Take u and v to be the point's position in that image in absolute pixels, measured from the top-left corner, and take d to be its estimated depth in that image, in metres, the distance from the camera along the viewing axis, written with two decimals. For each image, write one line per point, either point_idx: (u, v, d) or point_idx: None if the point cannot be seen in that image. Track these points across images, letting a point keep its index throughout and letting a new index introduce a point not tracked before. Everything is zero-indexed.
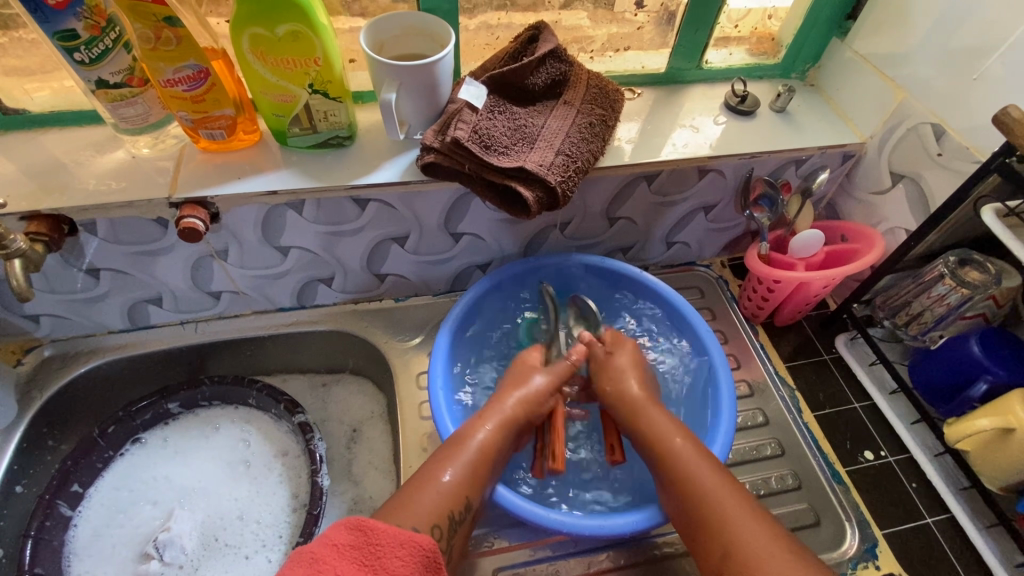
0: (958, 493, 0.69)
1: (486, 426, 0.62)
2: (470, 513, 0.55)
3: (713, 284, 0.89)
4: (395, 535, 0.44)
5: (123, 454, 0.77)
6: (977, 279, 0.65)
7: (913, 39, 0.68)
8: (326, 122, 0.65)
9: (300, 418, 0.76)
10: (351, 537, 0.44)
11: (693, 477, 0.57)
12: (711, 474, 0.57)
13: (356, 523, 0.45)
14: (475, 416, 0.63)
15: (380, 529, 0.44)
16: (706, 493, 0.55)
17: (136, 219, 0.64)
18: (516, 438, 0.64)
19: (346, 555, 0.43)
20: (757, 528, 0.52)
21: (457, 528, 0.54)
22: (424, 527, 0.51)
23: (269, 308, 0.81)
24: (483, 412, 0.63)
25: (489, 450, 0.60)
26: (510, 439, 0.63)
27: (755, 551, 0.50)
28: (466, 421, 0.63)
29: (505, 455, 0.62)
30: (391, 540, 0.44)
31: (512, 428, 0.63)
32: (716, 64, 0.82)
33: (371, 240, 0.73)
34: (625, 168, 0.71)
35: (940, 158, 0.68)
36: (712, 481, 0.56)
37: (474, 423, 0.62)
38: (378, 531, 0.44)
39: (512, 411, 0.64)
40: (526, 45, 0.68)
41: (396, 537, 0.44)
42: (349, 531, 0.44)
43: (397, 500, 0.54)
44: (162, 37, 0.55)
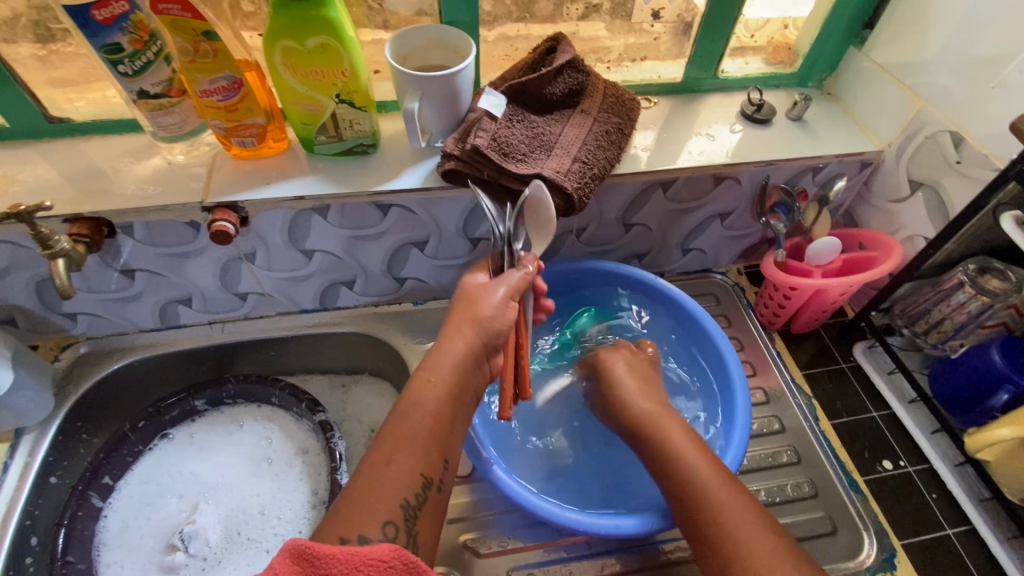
0: (980, 504, 0.68)
1: (430, 382, 0.57)
2: (432, 488, 0.52)
3: (729, 292, 0.90)
4: (347, 560, 0.40)
5: (152, 449, 0.79)
6: (998, 287, 0.65)
7: (931, 49, 0.69)
8: (351, 130, 0.68)
9: (320, 417, 0.78)
10: (295, 567, 0.40)
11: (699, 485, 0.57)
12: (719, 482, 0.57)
13: (301, 549, 0.40)
14: (422, 371, 0.59)
15: (327, 555, 0.40)
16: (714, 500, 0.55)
17: (171, 222, 0.67)
18: (465, 383, 0.60)
19: None
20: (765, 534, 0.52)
21: (417, 514, 0.50)
22: (376, 528, 0.46)
23: (292, 310, 0.84)
24: (430, 366, 0.59)
25: (439, 409, 0.56)
26: (463, 383, 0.59)
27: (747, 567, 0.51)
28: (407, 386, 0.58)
29: (461, 407, 0.59)
30: (340, 565, 0.40)
31: (463, 380, 0.59)
32: (732, 73, 0.83)
33: (392, 244, 0.75)
34: (641, 175, 0.72)
35: (959, 166, 0.68)
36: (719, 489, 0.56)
37: (419, 383, 0.57)
38: (324, 559, 0.40)
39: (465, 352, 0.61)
40: (545, 55, 0.70)
41: (348, 560, 0.40)
42: (293, 560, 0.40)
43: (346, 496, 0.49)
44: (200, 50, 0.58)
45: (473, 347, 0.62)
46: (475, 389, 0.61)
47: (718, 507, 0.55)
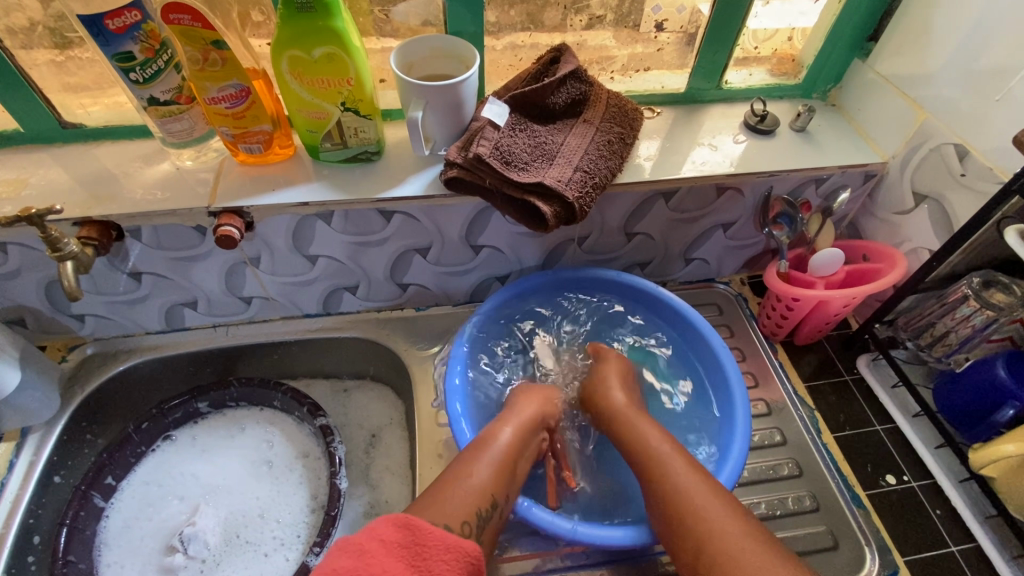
0: (984, 521, 0.67)
1: (511, 426, 0.64)
2: (497, 512, 0.56)
3: (732, 301, 0.89)
4: (442, 540, 0.47)
5: (154, 450, 0.80)
6: (1003, 301, 0.64)
7: (936, 63, 0.69)
8: (356, 138, 0.68)
9: (321, 422, 0.79)
10: (399, 534, 0.46)
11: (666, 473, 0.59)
12: (686, 471, 0.59)
13: (404, 521, 0.47)
14: (497, 419, 0.65)
15: (427, 530, 0.47)
16: (679, 485, 0.57)
17: (178, 226, 0.68)
18: (537, 440, 0.66)
19: (390, 551, 0.45)
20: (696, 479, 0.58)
21: (484, 527, 0.55)
22: (454, 523, 0.52)
23: (296, 314, 0.85)
24: (503, 416, 0.66)
25: (515, 448, 0.62)
26: (535, 437, 0.66)
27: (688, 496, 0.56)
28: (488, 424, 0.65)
29: (527, 456, 0.64)
30: (438, 543, 0.46)
31: (534, 436, 0.65)
32: (736, 84, 0.83)
33: (394, 250, 0.76)
34: (643, 185, 0.73)
35: (963, 178, 0.67)
36: (684, 476, 0.58)
37: (498, 424, 0.64)
38: (426, 532, 0.47)
39: (535, 415, 0.67)
40: (548, 66, 0.70)
41: (443, 540, 0.47)
42: (397, 528, 0.47)
43: (433, 492, 0.55)
44: (209, 58, 0.59)
45: (547, 410, 0.69)
46: (535, 453, 0.66)
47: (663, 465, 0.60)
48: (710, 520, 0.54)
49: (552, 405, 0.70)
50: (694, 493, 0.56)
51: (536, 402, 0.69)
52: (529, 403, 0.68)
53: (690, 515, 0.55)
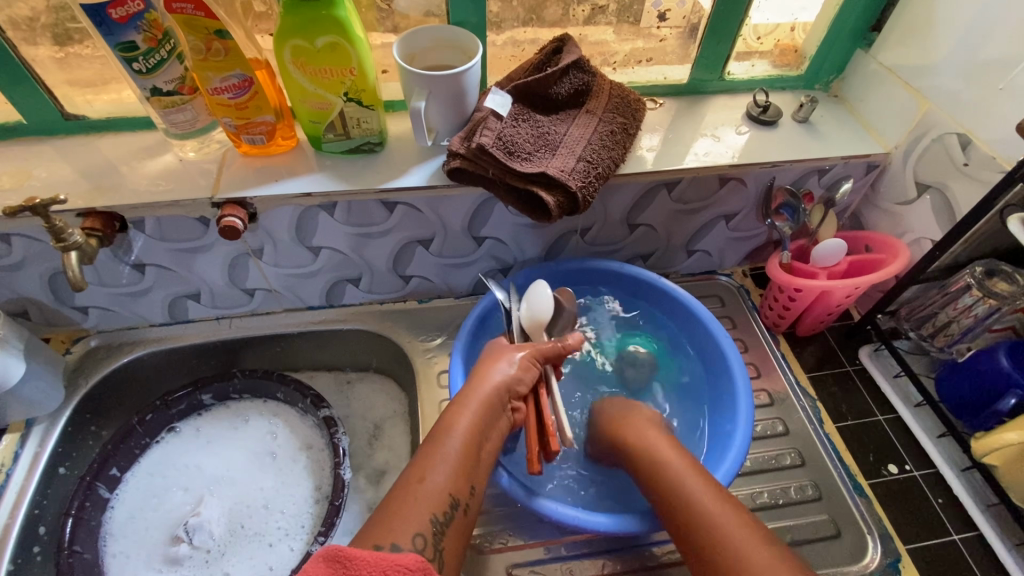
0: (986, 509, 0.67)
1: (468, 410, 0.60)
2: (460, 509, 0.53)
3: (734, 293, 0.90)
4: (376, 563, 0.43)
5: (159, 442, 0.80)
6: (1005, 290, 0.64)
7: (939, 53, 0.69)
8: (358, 129, 0.68)
9: (325, 413, 0.79)
10: (327, 569, 0.42)
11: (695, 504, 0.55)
12: (705, 487, 0.56)
13: (334, 553, 0.43)
14: (454, 403, 0.61)
15: (357, 558, 0.43)
16: (713, 519, 0.53)
17: (181, 218, 0.68)
18: (500, 415, 0.62)
19: None
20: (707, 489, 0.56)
21: (444, 532, 0.51)
22: (408, 538, 0.48)
23: (298, 307, 0.85)
24: (462, 398, 0.61)
25: (473, 434, 0.58)
26: (497, 415, 0.62)
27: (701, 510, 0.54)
28: (446, 409, 0.61)
29: (492, 438, 0.60)
30: (371, 569, 0.42)
31: (494, 412, 0.61)
32: (738, 75, 0.83)
33: (397, 242, 0.76)
34: (646, 175, 0.73)
35: (966, 168, 0.67)
36: (717, 508, 0.54)
37: (456, 409, 0.60)
38: (356, 561, 0.42)
39: (498, 391, 0.62)
40: (551, 56, 0.70)
41: (377, 564, 0.42)
42: (326, 562, 0.43)
43: (386, 506, 0.52)
44: (212, 48, 0.59)
45: (510, 381, 0.64)
46: (502, 430, 0.62)
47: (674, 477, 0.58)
48: (748, 561, 0.50)
49: (515, 371, 0.65)
50: (730, 530, 0.52)
51: (499, 373, 0.64)
52: (491, 376, 0.63)
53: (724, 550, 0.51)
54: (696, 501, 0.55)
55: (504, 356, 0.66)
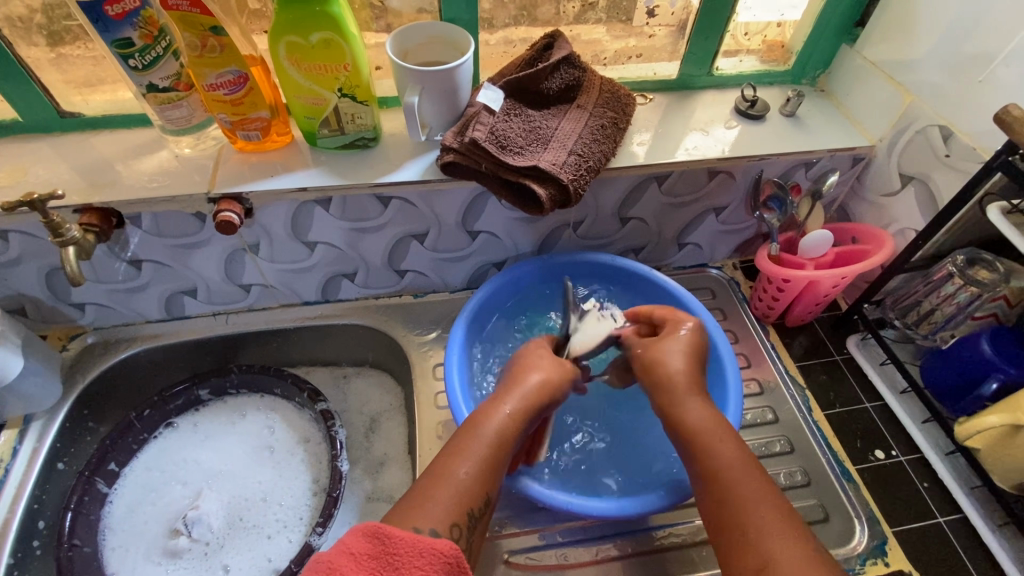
0: (970, 492, 0.69)
1: (505, 407, 0.60)
2: (489, 508, 0.55)
3: (725, 286, 0.91)
4: (414, 545, 0.44)
5: (157, 437, 0.81)
6: (987, 278, 0.66)
7: (922, 47, 0.70)
8: (353, 124, 0.69)
9: (322, 406, 0.80)
10: (368, 545, 0.44)
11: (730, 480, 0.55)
12: (736, 458, 0.56)
13: (373, 530, 0.45)
14: (492, 399, 0.62)
15: (397, 538, 0.44)
16: (746, 497, 0.53)
17: (178, 213, 0.69)
18: (534, 418, 0.62)
19: (362, 563, 0.43)
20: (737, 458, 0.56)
21: (475, 526, 0.52)
22: (442, 528, 0.50)
23: (294, 302, 0.86)
24: (499, 397, 0.62)
25: (509, 429, 0.59)
26: (537, 412, 0.62)
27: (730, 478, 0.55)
28: (481, 405, 0.61)
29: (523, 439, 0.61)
30: (409, 549, 0.44)
31: (531, 414, 0.62)
32: (727, 71, 0.84)
33: (392, 237, 0.77)
34: (636, 169, 0.74)
35: (948, 159, 0.69)
36: (751, 486, 0.54)
37: (493, 406, 0.61)
38: (396, 540, 0.44)
39: (534, 393, 0.62)
40: (542, 52, 0.72)
41: (415, 546, 0.44)
42: (366, 538, 0.44)
43: (417, 494, 0.53)
44: (207, 45, 0.60)
45: (547, 388, 0.64)
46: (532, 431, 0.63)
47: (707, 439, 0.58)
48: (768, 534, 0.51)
49: (551, 377, 0.65)
50: (756, 503, 0.53)
51: (533, 378, 0.64)
52: (529, 380, 0.64)
53: (757, 531, 0.51)
54: (732, 475, 0.55)
55: (539, 358, 0.67)
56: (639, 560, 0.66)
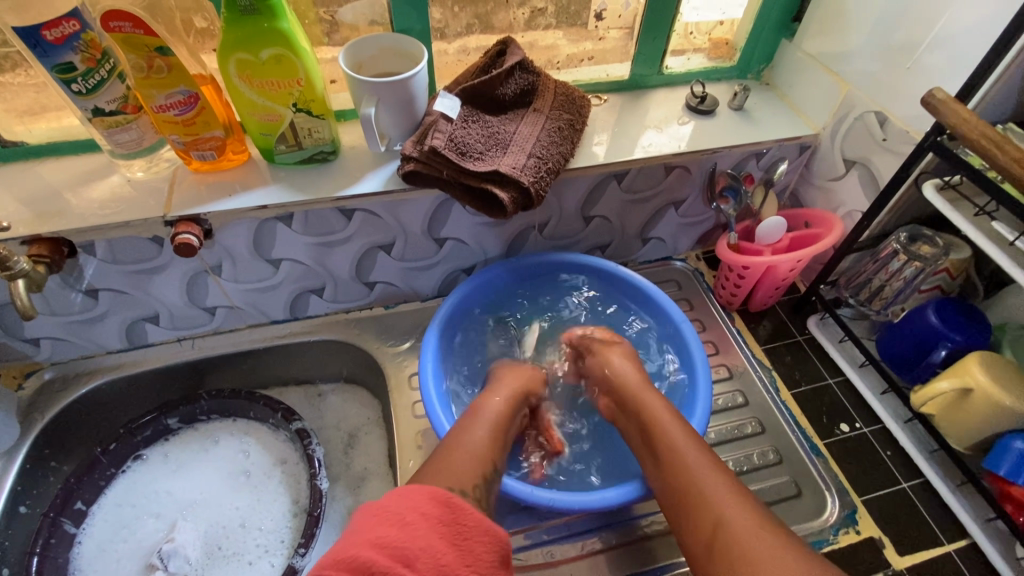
0: (929, 456, 0.72)
1: (497, 397, 0.67)
2: (495, 478, 0.58)
3: (690, 277, 0.94)
4: (480, 522, 0.45)
5: (125, 471, 0.78)
6: (929, 252, 0.70)
7: (854, 38, 0.74)
8: (310, 139, 0.69)
9: (297, 425, 0.79)
10: (442, 510, 0.44)
11: (681, 454, 0.58)
12: (682, 432, 0.60)
13: (446, 497, 0.46)
14: (487, 391, 0.69)
15: (467, 510, 0.45)
16: (690, 465, 0.56)
17: (134, 238, 0.67)
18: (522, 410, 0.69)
19: (434, 526, 0.43)
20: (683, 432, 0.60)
21: (485, 491, 0.55)
22: (461, 487, 0.53)
23: (262, 321, 0.84)
24: (491, 388, 0.69)
25: (504, 413, 0.65)
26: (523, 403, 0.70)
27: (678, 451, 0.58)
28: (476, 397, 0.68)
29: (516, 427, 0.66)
30: (476, 524, 0.45)
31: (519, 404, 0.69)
32: (676, 69, 0.87)
33: (358, 249, 0.77)
34: (596, 168, 0.76)
35: (885, 143, 0.73)
36: (694, 455, 0.57)
37: (487, 396, 0.67)
38: (467, 512, 0.45)
39: (521, 386, 0.71)
40: (495, 59, 0.73)
41: (482, 522, 0.45)
42: (439, 504, 0.45)
43: (430, 463, 0.56)
44: (154, 66, 0.59)
45: (529, 386, 0.72)
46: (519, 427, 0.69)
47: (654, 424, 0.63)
48: (714, 495, 0.53)
49: (530, 377, 0.74)
50: (698, 469, 0.56)
51: (518, 374, 0.73)
52: (513, 375, 0.73)
53: (703, 496, 0.54)
54: (676, 449, 0.58)
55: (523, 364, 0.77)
56: (624, 551, 0.67)
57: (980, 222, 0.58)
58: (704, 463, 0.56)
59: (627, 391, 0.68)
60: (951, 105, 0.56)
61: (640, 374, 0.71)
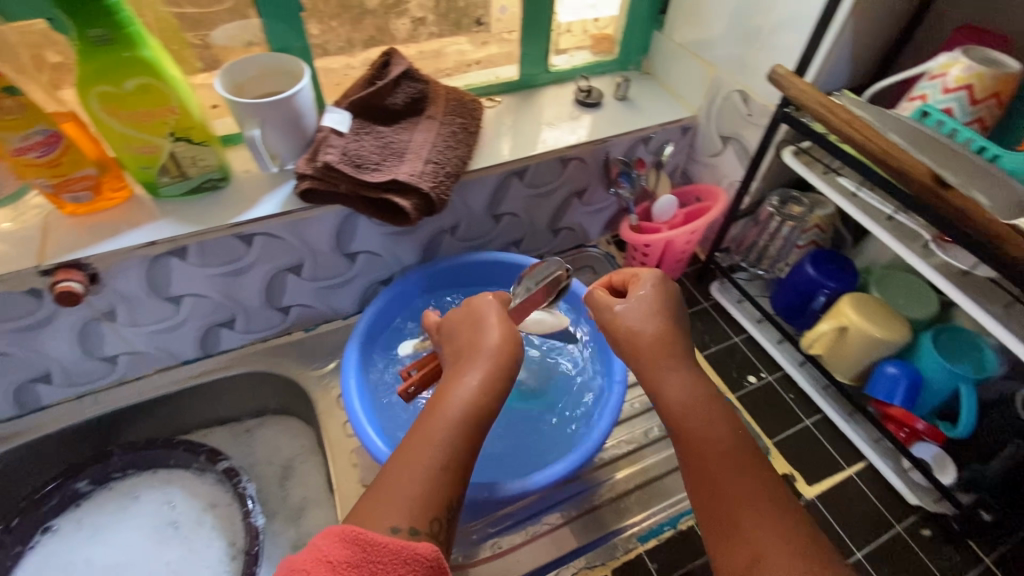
0: (824, 392, 0.80)
1: (471, 379, 0.51)
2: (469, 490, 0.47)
3: (603, 261, 0.99)
4: (399, 551, 0.39)
5: (32, 547, 0.72)
6: (798, 212, 0.78)
7: (713, 26, 0.81)
8: (195, 167, 0.66)
9: (223, 465, 0.76)
10: (349, 553, 0.38)
11: (718, 463, 0.47)
12: (719, 432, 0.48)
13: (354, 534, 0.39)
14: (458, 369, 0.52)
15: (381, 543, 0.39)
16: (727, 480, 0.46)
17: (6, 295, 0.62)
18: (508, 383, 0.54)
19: (342, 574, 0.38)
20: (720, 434, 0.48)
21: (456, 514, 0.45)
22: (421, 525, 0.43)
23: (172, 364, 0.80)
24: (464, 365, 0.52)
25: (480, 403, 0.49)
26: (510, 376, 0.53)
27: (715, 460, 0.47)
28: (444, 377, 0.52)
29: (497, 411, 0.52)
30: (392, 556, 0.38)
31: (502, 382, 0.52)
32: (561, 66, 0.91)
33: (264, 275, 0.75)
34: (495, 167, 0.78)
35: (751, 118, 0.80)
36: (732, 466, 0.46)
37: (456, 378, 0.51)
38: (378, 545, 0.39)
39: (507, 354, 0.54)
40: (381, 70, 0.73)
41: (399, 552, 0.39)
42: (345, 545, 0.39)
43: (381, 484, 0.45)
44: (3, 107, 0.55)
45: (515, 352, 0.55)
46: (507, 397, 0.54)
47: (684, 416, 0.50)
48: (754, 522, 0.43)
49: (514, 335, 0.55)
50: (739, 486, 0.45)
51: (499, 337, 0.54)
52: (494, 338, 0.54)
53: (740, 521, 0.43)
54: (713, 457, 0.47)
55: (494, 308, 0.58)
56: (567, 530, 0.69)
57: (828, 179, 0.66)
58: (745, 480, 0.45)
59: (645, 363, 0.53)
60: (791, 79, 0.63)
61: (665, 333, 0.54)
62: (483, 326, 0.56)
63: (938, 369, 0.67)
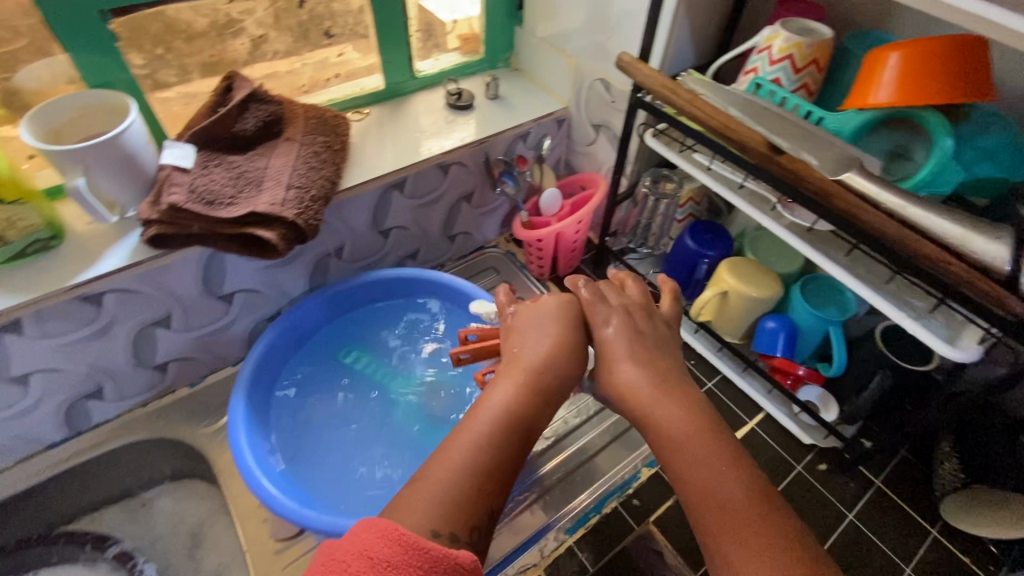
0: (720, 353, 0.84)
1: (507, 386, 0.47)
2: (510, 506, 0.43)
3: (504, 260, 0.98)
4: (437, 559, 0.35)
5: None
6: (670, 188, 0.81)
7: (567, 18, 0.82)
8: (14, 230, 0.59)
9: (114, 550, 0.72)
10: (386, 547, 0.35)
11: (742, 537, 0.38)
12: (739, 496, 0.40)
13: (394, 528, 0.36)
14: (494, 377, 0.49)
15: (421, 544, 0.36)
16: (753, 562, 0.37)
17: None
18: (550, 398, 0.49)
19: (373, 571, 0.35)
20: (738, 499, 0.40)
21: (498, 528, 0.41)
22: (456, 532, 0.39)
23: (35, 451, 0.71)
24: (501, 373, 0.48)
25: (514, 415, 0.45)
26: (554, 385, 0.48)
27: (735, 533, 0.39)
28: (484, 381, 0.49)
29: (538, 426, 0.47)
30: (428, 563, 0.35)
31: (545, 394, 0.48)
32: (428, 71, 0.89)
33: (126, 336, 0.68)
34: (369, 183, 0.75)
35: (615, 105, 0.82)
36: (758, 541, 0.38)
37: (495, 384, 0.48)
38: (418, 543, 0.36)
39: (548, 364, 0.49)
40: (225, 95, 0.68)
41: (437, 558, 0.35)
42: (385, 539, 0.36)
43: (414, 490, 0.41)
44: None
45: (558, 368, 0.49)
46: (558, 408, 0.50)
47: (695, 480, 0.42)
48: None
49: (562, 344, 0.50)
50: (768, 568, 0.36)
51: (534, 349, 0.50)
52: (534, 350, 0.50)
53: None
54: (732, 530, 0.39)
55: (538, 315, 0.53)
56: None
57: (686, 156, 0.69)
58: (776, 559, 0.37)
59: (643, 415, 0.46)
60: (637, 65, 0.65)
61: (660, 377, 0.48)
62: (539, 332, 0.51)
63: (808, 317, 0.72)
